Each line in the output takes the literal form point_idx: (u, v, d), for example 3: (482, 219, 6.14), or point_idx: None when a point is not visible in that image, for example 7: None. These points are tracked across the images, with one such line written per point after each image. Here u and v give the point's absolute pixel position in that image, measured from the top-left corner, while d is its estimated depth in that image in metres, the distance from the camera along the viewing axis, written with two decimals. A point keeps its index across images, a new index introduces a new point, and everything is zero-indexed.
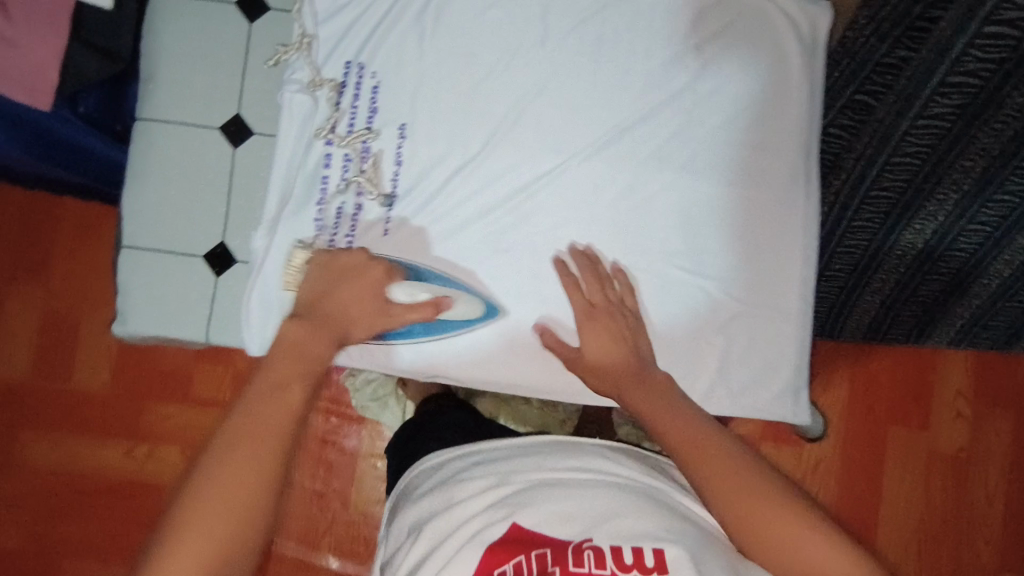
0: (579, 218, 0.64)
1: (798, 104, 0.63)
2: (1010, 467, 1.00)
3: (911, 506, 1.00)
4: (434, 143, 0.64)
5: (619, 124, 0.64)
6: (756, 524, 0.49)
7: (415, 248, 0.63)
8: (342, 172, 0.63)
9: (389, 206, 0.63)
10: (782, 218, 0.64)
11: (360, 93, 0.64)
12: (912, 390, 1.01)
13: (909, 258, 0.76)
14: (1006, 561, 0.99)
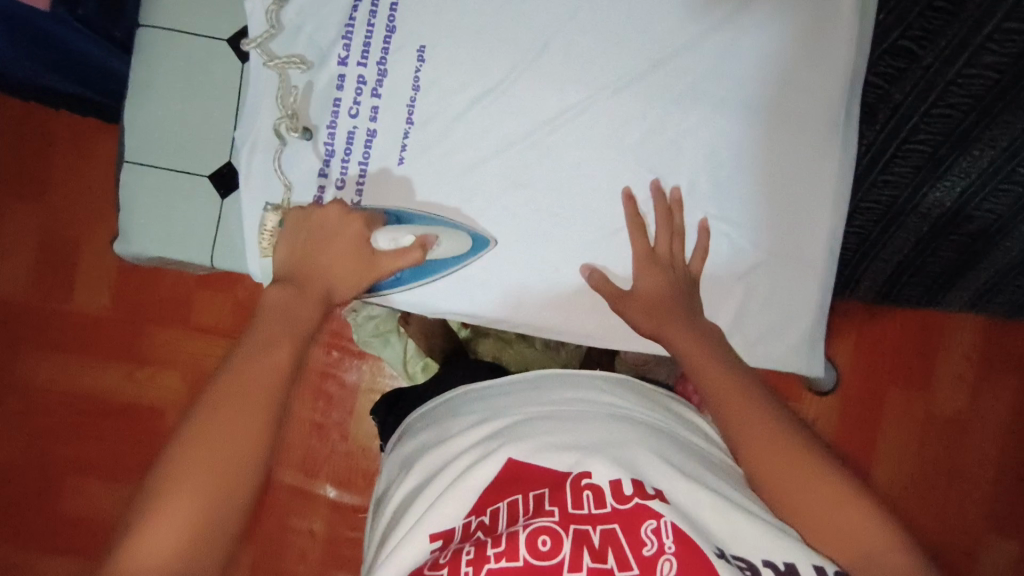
0: (603, 155, 0.63)
1: (847, 44, 0.61)
2: (1007, 432, 1.00)
3: (904, 463, 1.01)
4: (457, 68, 0.62)
5: (651, 58, 0.61)
6: (780, 467, 0.52)
7: (433, 176, 0.63)
8: (356, 95, 0.62)
9: (405, 134, 0.62)
10: (814, 165, 0.63)
11: (376, 9, 0.61)
12: (919, 350, 1.00)
13: (934, 217, 0.74)
14: (992, 523, 1.00)
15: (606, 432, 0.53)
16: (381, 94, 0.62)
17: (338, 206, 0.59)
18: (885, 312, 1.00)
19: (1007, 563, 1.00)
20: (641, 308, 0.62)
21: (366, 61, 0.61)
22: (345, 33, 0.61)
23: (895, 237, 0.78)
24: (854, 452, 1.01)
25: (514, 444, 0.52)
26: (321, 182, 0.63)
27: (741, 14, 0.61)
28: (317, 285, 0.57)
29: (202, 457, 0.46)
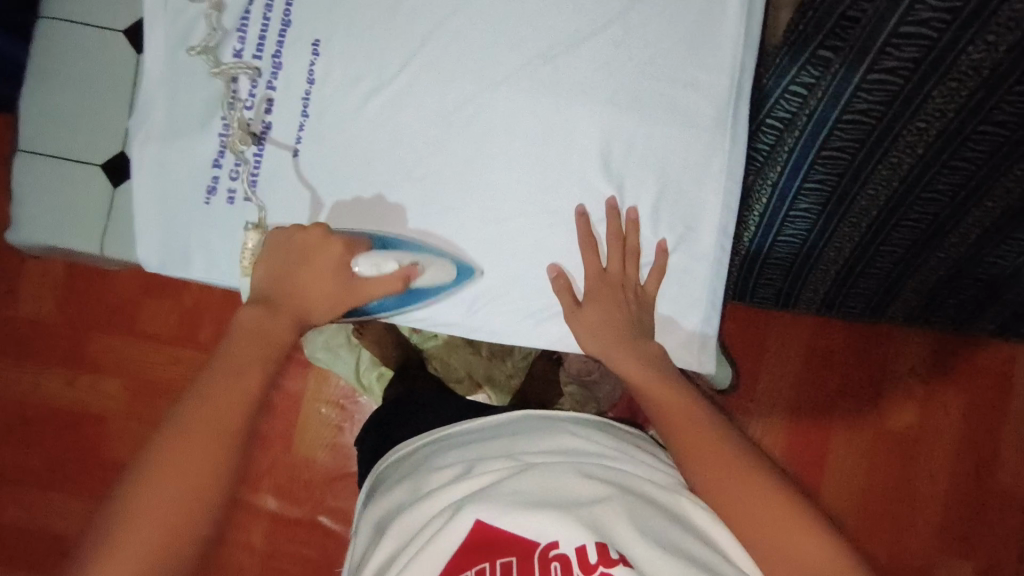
0: (502, 149, 0.65)
1: (733, 46, 0.65)
2: (957, 447, 0.98)
3: (855, 482, 0.99)
4: (352, 61, 0.64)
5: (543, 53, 0.64)
6: (744, 512, 0.52)
7: (329, 167, 0.65)
8: (251, 87, 0.64)
9: (300, 128, 0.65)
10: (703, 159, 0.65)
11: (273, 5, 0.64)
12: (870, 363, 0.99)
13: (863, 226, 0.74)
14: (945, 543, 0.98)
15: (578, 490, 0.51)
16: (275, 86, 0.64)
17: (321, 229, 0.59)
18: (834, 323, 0.99)
19: None
20: (590, 326, 0.64)
21: (260, 53, 0.64)
22: (240, 26, 0.64)
23: (828, 247, 0.78)
24: (804, 467, 0.99)
25: (478, 505, 0.49)
26: (216, 173, 0.65)
27: (630, 11, 0.64)
28: (294, 311, 0.58)
29: (168, 479, 0.48)
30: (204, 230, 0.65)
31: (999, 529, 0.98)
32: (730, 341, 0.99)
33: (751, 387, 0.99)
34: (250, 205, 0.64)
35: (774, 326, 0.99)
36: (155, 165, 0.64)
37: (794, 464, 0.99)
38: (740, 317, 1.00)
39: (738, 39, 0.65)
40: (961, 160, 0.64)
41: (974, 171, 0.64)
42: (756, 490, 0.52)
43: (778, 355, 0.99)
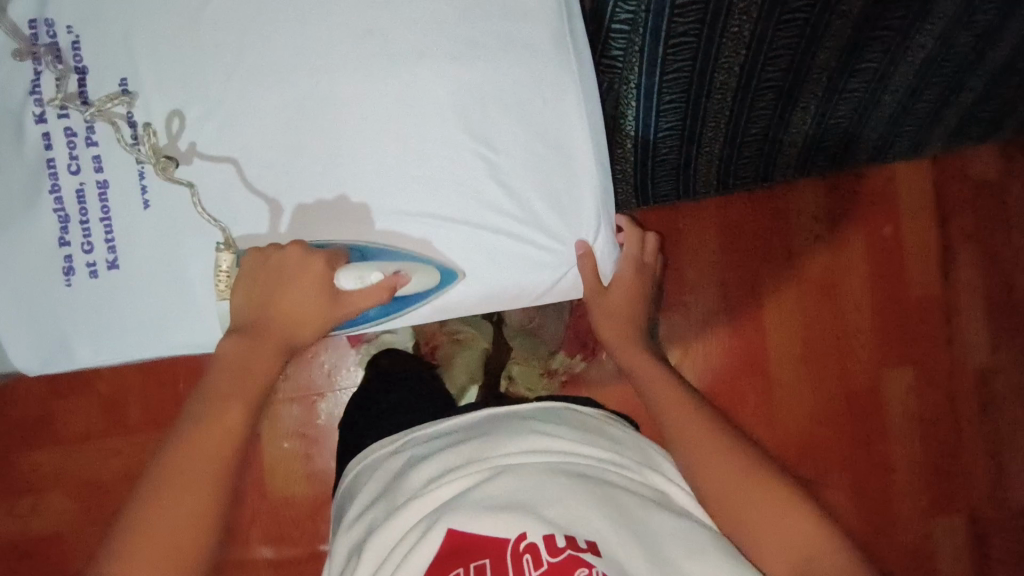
0: (361, 132, 0.64)
1: None
2: (870, 272, 1.05)
3: (795, 338, 1.05)
4: (173, 90, 0.62)
5: (365, 23, 0.62)
6: (737, 502, 0.57)
7: (183, 206, 0.63)
8: (70, 151, 0.62)
9: (142, 175, 0.63)
10: (554, 81, 0.65)
11: (61, 55, 0.61)
12: (777, 224, 1.03)
13: (729, 102, 0.77)
14: (885, 359, 1.06)
15: (546, 486, 0.52)
16: (96, 142, 0.62)
17: (298, 246, 0.60)
18: (735, 197, 1.03)
19: (907, 388, 1.06)
20: (607, 309, 0.72)
21: (64, 112, 0.61)
22: (35, 88, 0.61)
23: (705, 128, 0.81)
24: (746, 336, 1.04)
25: (451, 514, 0.51)
26: (67, 252, 0.63)
27: None
28: (280, 343, 0.59)
29: (172, 508, 0.51)
30: (74, 315, 0.64)
31: (926, 330, 1.06)
32: None
33: (681, 280, 1.03)
34: (116, 272, 0.64)
35: (683, 218, 1.03)
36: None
37: (739, 342, 1.04)
38: (650, 217, 1.02)
39: None
40: (792, 15, 0.66)
41: (807, 20, 0.67)
42: (750, 480, 0.58)
43: (694, 242, 1.03)
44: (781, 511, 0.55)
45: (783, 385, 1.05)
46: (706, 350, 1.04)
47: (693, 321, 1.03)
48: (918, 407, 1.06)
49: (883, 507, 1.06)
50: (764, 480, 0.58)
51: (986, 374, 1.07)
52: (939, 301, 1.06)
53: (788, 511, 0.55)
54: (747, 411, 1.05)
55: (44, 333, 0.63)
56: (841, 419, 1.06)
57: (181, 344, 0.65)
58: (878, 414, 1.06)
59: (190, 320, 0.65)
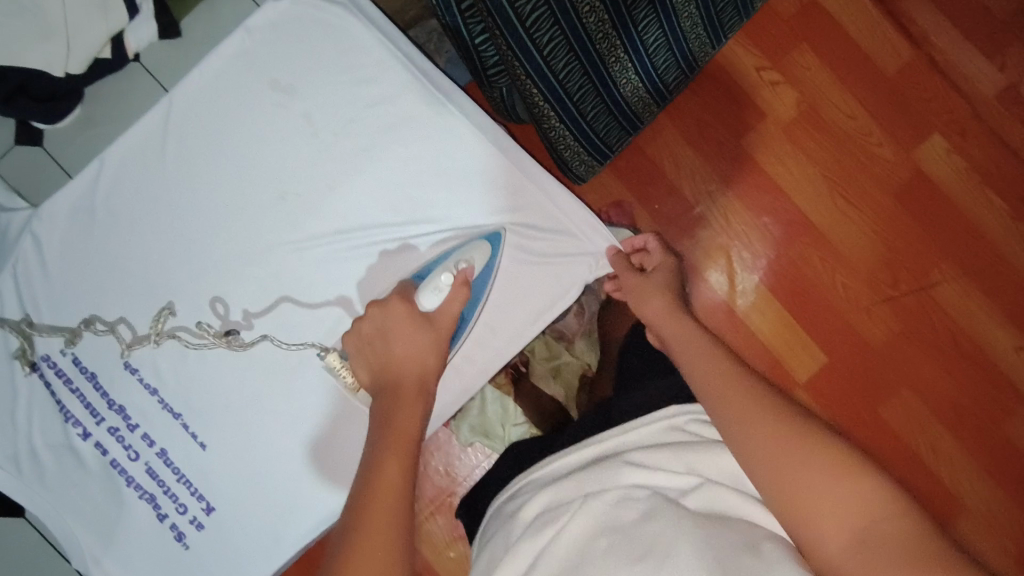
0: (330, 271, 0.70)
1: (379, 46, 0.70)
2: (841, 78, 1.02)
3: (814, 177, 1.02)
4: (167, 352, 0.68)
5: (286, 190, 0.69)
6: (801, 496, 0.51)
7: (226, 427, 0.68)
8: (121, 444, 0.68)
9: (185, 424, 0.68)
10: (438, 127, 0.71)
11: (67, 376, 0.67)
12: (730, 94, 1.02)
13: (611, 30, 0.79)
14: (908, 142, 1.01)
15: (643, 529, 0.52)
16: (137, 423, 0.68)
17: (376, 305, 0.63)
18: (681, 98, 1.02)
19: (946, 153, 1.01)
20: (644, 292, 0.71)
21: (101, 417, 0.68)
22: (64, 412, 0.67)
23: (612, 66, 0.83)
24: (770, 204, 1.01)
25: None
26: (169, 520, 0.68)
27: (307, 102, 0.69)
28: (414, 392, 0.60)
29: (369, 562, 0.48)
30: (206, 569, 0.68)
31: (927, 93, 1.01)
32: (632, 188, 1.02)
33: (684, 195, 1.02)
34: (215, 512, 0.68)
35: (648, 146, 1.02)
36: (123, 570, 0.67)
37: (768, 211, 1.01)
38: (623, 166, 1.02)
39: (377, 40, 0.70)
40: None
41: None
42: (823, 467, 0.51)
43: (672, 158, 1.02)
44: (851, 495, 0.49)
45: (834, 226, 1.01)
46: (747, 240, 1.01)
47: (718, 222, 1.01)
48: (968, 161, 1.01)
49: (1000, 265, 1.00)
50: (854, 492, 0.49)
51: (1008, 92, 1.02)
52: (920, 60, 1.02)
53: (856, 490, 0.49)
54: (816, 265, 1.01)
55: None
56: (905, 222, 1.01)
57: (302, 530, 0.68)
58: (934, 193, 1.01)
59: (289, 510, 0.68)
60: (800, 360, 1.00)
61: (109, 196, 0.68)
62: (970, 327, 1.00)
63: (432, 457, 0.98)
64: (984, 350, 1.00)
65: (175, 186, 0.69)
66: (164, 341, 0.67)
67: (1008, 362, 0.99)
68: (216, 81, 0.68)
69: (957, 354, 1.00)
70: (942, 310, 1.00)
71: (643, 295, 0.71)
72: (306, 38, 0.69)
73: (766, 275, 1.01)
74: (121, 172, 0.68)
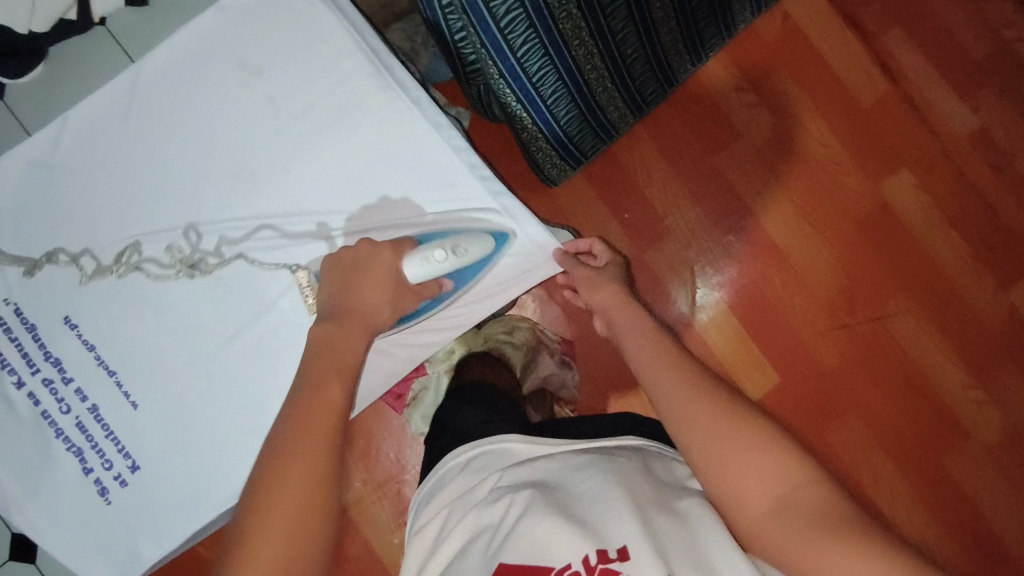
0: (277, 247, 0.71)
1: (350, 36, 0.72)
2: (815, 105, 1.04)
3: (781, 199, 1.04)
4: (107, 311, 0.69)
5: (247, 166, 0.71)
6: (741, 482, 0.51)
7: (159, 388, 0.69)
8: (54, 397, 0.69)
9: (119, 383, 0.69)
10: (400, 117, 0.72)
11: (9, 325, 0.69)
12: (707, 111, 1.04)
13: (587, 38, 0.80)
14: (875, 174, 1.03)
15: (593, 506, 0.52)
16: (72, 376, 0.69)
17: (368, 244, 0.65)
18: (658, 111, 1.04)
19: (912, 188, 1.03)
20: (592, 283, 0.71)
21: (37, 368, 0.68)
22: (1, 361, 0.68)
23: (588, 73, 0.85)
24: (736, 222, 1.03)
25: (507, 552, 0.51)
26: (94, 475, 0.69)
27: (273, 84, 0.71)
28: (365, 326, 0.62)
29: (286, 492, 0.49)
30: (126, 526, 0.69)
31: (900, 127, 1.04)
32: (603, 195, 1.04)
33: (653, 206, 1.03)
34: (139, 471, 0.69)
35: (622, 155, 1.04)
36: (47, 519, 0.68)
37: (734, 228, 1.03)
38: (596, 172, 1.04)
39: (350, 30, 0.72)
40: None
41: None
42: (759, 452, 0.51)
43: (645, 169, 1.04)
44: (785, 480, 0.50)
45: (796, 249, 1.03)
46: (711, 255, 1.03)
47: (685, 236, 1.03)
48: (933, 198, 1.03)
49: (954, 302, 1.02)
50: (783, 470, 0.50)
51: (979, 133, 1.04)
52: (895, 94, 1.04)
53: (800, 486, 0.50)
54: (776, 287, 1.03)
55: (113, 548, 0.69)
56: (866, 251, 1.03)
57: (224, 498, 0.69)
58: (899, 227, 1.03)
59: (214, 475, 0.69)
60: (750, 376, 1.02)
61: (67, 155, 0.69)
62: (920, 361, 1.02)
63: (383, 441, 0.99)
64: (933, 384, 1.02)
65: (134, 152, 0.70)
66: (128, 273, 0.69)
67: (955, 398, 1.02)
68: (186, 55, 0.70)
69: (905, 383, 1.02)
70: (895, 341, 1.02)
71: (593, 286, 0.70)
72: (276, 22, 0.71)
73: (725, 290, 1.03)
74: (82, 132, 0.69)
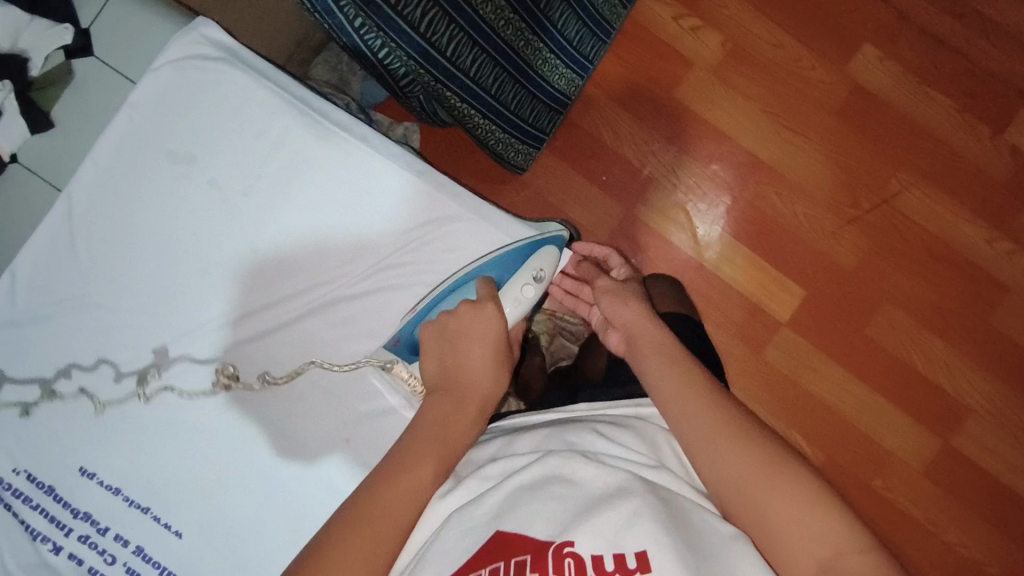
0: (264, 328, 0.68)
1: (272, 95, 0.69)
2: (758, 10, 1.00)
3: (752, 113, 1.00)
4: (119, 450, 0.66)
5: (211, 258, 0.68)
6: (782, 527, 0.48)
7: (199, 506, 0.66)
8: (95, 551, 0.65)
9: (157, 516, 0.66)
10: (349, 159, 0.69)
11: (26, 494, 0.65)
12: (652, 50, 1.00)
13: (511, 14, 0.77)
14: (837, 60, 1.00)
15: (607, 491, 0.49)
16: (107, 525, 0.65)
17: (471, 306, 0.62)
18: (603, 65, 1.00)
19: (878, 62, 1.00)
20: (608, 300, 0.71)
21: (70, 528, 0.65)
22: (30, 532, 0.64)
23: (521, 49, 0.81)
24: (715, 151, 1.00)
25: (501, 517, 0.48)
26: None
27: (212, 166, 0.68)
28: (476, 407, 0.58)
29: (351, 560, 0.47)
30: None
31: (849, 5, 1.00)
32: (576, 166, 1.00)
33: (628, 159, 1.00)
34: None
35: (582, 121, 1.01)
36: None
37: (715, 157, 1.00)
38: (561, 145, 1.00)
39: (270, 87, 0.69)
40: None
41: None
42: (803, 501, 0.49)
43: (609, 127, 1.00)
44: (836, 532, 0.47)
45: (782, 159, 1.00)
46: (701, 191, 1.00)
47: (670, 180, 1.00)
48: (902, 65, 0.99)
49: (955, 163, 0.99)
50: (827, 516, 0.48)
51: None
52: None
53: (835, 534, 0.47)
54: (774, 203, 1.00)
55: None
56: (852, 139, 1.00)
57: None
58: (877, 105, 0.99)
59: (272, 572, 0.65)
60: (775, 299, 0.99)
61: (31, 303, 0.66)
62: (938, 230, 0.99)
63: None
64: (959, 252, 0.99)
65: (95, 283, 0.67)
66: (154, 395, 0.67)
67: (985, 258, 0.99)
68: (113, 165, 0.67)
69: (929, 257, 0.99)
70: (907, 219, 0.99)
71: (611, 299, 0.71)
72: (193, 104, 0.68)
73: (725, 221, 1.00)
74: (36, 278, 0.66)
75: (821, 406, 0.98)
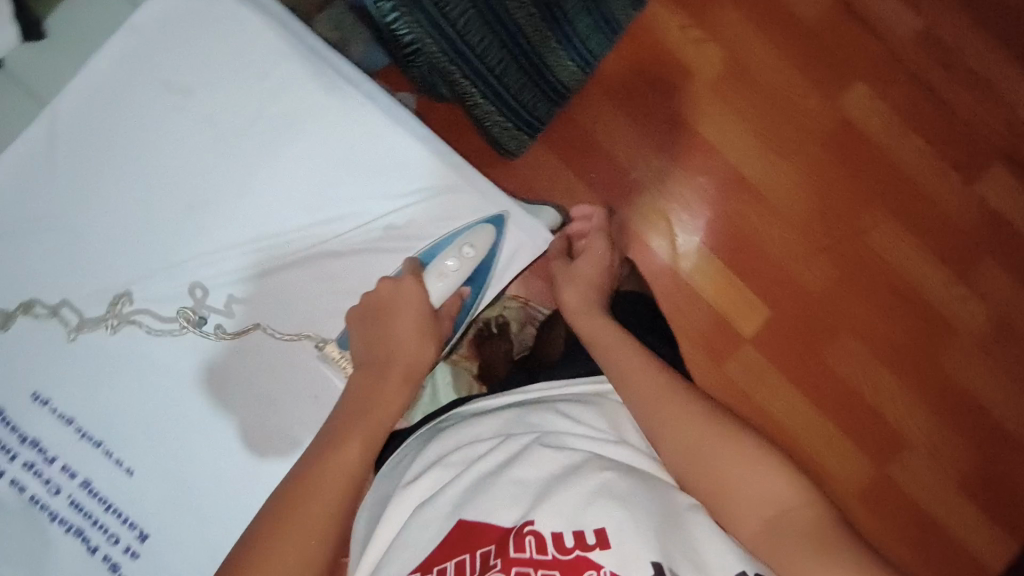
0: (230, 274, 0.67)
1: (276, 38, 0.67)
2: (762, 32, 1.02)
3: (743, 132, 1.02)
4: (77, 380, 0.64)
5: (191, 194, 0.66)
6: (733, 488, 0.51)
7: (152, 446, 0.64)
8: (40, 481, 0.63)
9: (109, 452, 0.64)
10: (347, 115, 0.68)
11: None
12: (656, 56, 1.02)
13: None
14: (830, 91, 1.03)
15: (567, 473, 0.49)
16: (55, 455, 0.63)
17: (391, 280, 0.63)
18: (606, 64, 1.01)
19: (868, 99, 1.03)
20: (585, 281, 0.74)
21: (15, 454, 0.63)
22: None
23: (530, 34, 0.82)
24: (704, 163, 1.02)
25: (463, 506, 0.48)
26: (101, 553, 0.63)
27: (205, 103, 0.67)
28: (407, 369, 0.61)
29: (286, 554, 0.50)
30: None
31: (847, 40, 1.03)
32: (567, 159, 1.01)
33: (619, 159, 1.01)
34: (150, 539, 0.63)
35: (579, 115, 1.01)
36: None
37: (703, 169, 1.02)
38: (556, 136, 1.01)
39: (275, 30, 0.67)
40: None
41: None
42: (752, 464, 0.52)
43: (605, 126, 1.01)
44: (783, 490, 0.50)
45: (766, 180, 1.02)
46: (686, 200, 1.02)
47: (657, 186, 1.01)
48: (890, 105, 1.03)
49: (926, 205, 1.03)
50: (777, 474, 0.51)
51: (926, 34, 1.03)
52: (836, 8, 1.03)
53: (785, 492, 0.50)
54: (753, 221, 1.02)
55: None
56: (834, 169, 1.03)
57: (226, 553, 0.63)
58: (861, 139, 1.03)
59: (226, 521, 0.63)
60: (742, 314, 1.02)
61: None
62: (902, 266, 1.03)
63: None
64: (919, 289, 1.03)
65: (71, 206, 0.65)
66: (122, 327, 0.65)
67: (941, 299, 1.03)
68: (104, 88, 0.66)
69: (891, 292, 1.03)
70: (875, 252, 1.03)
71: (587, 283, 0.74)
72: (194, 37, 0.66)
73: (705, 232, 1.02)
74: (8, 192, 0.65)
75: (774, 422, 1.02)
